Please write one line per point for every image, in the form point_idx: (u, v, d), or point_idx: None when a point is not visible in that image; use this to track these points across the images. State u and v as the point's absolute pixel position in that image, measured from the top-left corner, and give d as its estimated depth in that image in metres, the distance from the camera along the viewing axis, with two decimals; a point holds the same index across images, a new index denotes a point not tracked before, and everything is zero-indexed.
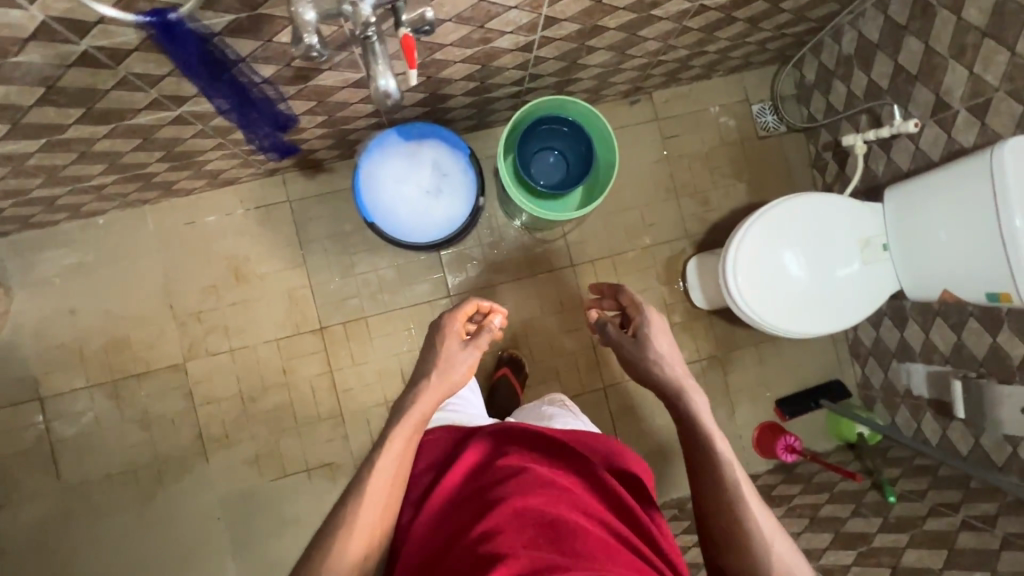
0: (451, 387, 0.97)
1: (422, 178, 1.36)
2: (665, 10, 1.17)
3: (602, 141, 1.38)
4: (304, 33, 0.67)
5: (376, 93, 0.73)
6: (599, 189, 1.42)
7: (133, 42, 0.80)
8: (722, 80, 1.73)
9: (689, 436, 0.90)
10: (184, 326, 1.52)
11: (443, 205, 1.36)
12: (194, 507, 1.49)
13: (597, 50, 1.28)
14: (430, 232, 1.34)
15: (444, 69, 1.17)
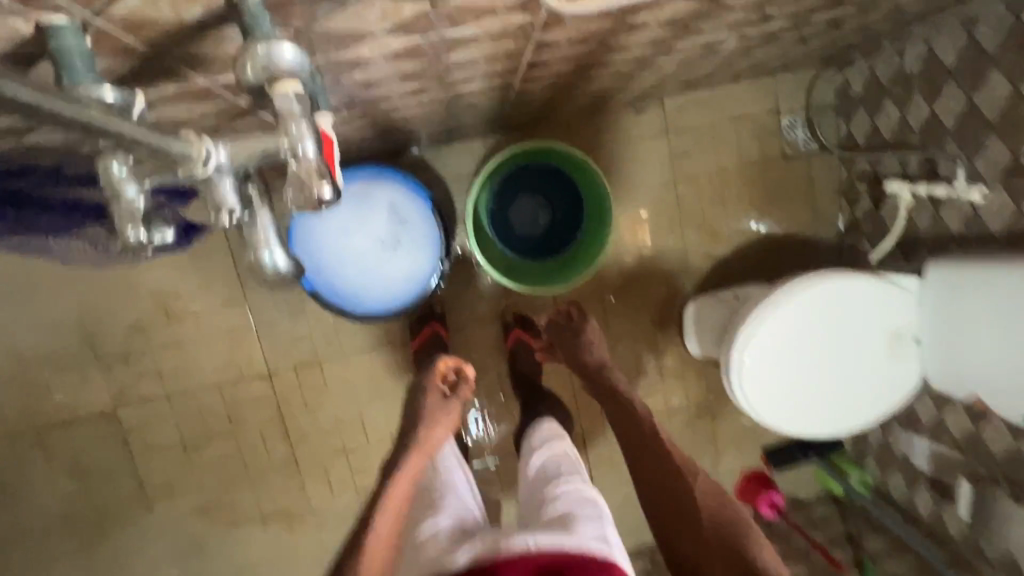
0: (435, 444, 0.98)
1: (375, 229, 1.10)
2: (690, 42, 0.88)
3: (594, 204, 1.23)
4: (126, 225, 0.47)
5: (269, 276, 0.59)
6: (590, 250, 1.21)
7: None
8: (751, 84, 1.43)
9: (646, 451, 1.03)
10: (110, 370, 1.34)
11: (399, 262, 1.12)
12: (143, 555, 1.41)
13: (597, 78, 0.99)
14: (386, 299, 1.12)
15: (394, 112, 0.90)
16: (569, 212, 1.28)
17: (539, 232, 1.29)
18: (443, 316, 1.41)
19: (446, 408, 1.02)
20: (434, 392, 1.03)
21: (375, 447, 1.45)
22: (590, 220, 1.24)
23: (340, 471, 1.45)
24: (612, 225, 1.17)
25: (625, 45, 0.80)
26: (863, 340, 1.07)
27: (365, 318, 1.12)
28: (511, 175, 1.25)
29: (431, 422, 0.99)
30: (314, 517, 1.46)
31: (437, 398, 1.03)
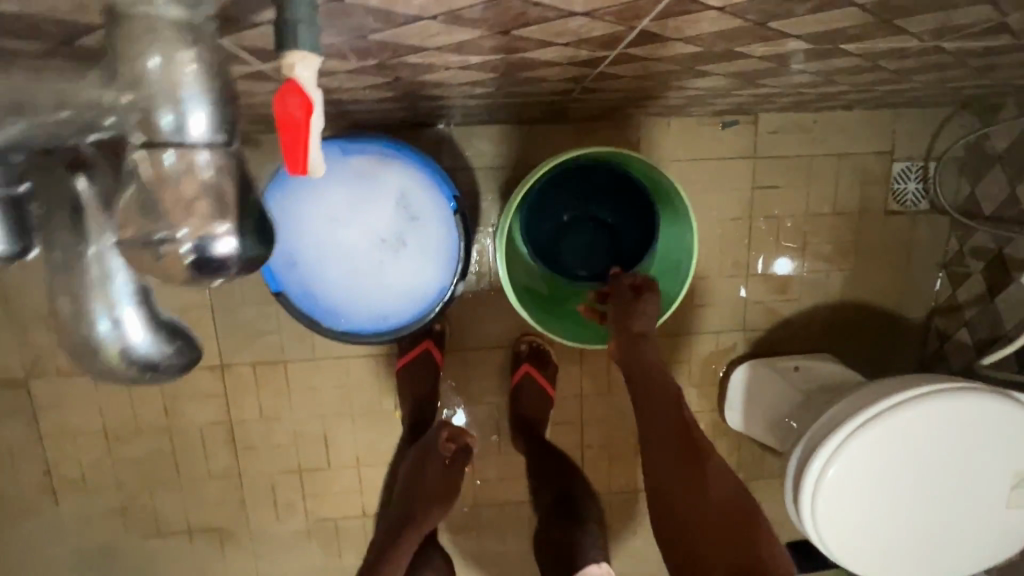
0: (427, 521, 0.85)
1: (375, 223, 0.83)
2: (867, 46, 0.61)
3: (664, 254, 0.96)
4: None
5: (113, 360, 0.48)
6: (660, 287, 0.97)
7: None
8: (866, 116, 1.15)
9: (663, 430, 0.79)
10: (27, 332, 1.08)
11: (402, 272, 0.85)
12: (40, 554, 1.18)
13: (710, 75, 0.72)
14: (373, 315, 0.86)
15: (428, 72, 0.63)
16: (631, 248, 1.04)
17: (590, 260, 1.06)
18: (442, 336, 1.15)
19: (446, 478, 0.88)
20: (431, 462, 0.89)
21: (336, 472, 1.21)
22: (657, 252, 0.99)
23: (290, 493, 1.21)
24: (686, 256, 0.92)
25: (787, 31, 0.53)
26: (978, 478, 0.83)
27: (350, 336, 0.86)
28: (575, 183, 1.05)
29: (430, 498, 0.86)
30: (251, 540, 1.22)
31: (437, 470, 0.88)
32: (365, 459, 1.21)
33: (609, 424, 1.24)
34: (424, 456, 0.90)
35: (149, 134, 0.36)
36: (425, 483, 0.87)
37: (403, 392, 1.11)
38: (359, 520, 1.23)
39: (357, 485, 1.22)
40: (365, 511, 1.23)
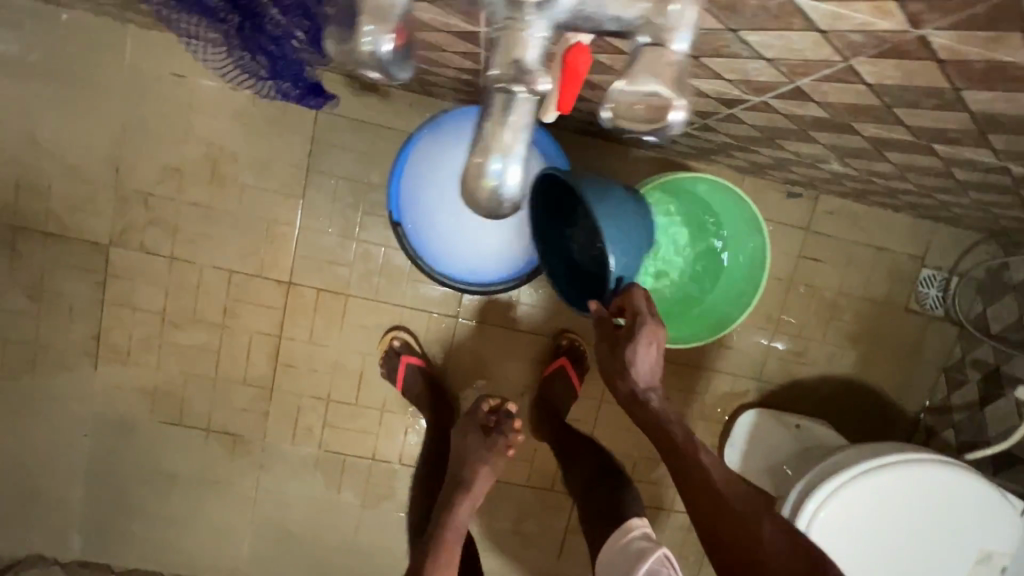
0: (478, 485, 0.96)
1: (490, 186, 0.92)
2: (954, 151, 0.73)
3: (737, 290, 1.01)
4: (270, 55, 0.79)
5: (485, 193, 0.45)
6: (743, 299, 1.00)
7: None
8: (909, 220, 1.30)
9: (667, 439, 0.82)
10: (125, 203, 1.16)
11: (503, 235, 0.95)
12: (63, 412, 1.22)
13: (812, 142, 0.85)
14: (467, 267, 0.97)
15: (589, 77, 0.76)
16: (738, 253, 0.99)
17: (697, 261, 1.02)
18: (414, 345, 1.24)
19: (490, 443, 1.01)
20: (474, 429, 1.03)
21: (360, 410, 1.28)
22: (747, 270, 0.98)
23: (311, 418, 1.27)
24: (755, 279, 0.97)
25: (904, 119, 0.66)
26: (951, 547, 0.93)
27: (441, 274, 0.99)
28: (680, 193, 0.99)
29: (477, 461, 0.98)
30: (262, 453, 1.28)
31: (478, 435, 1.02)
32: (391, 405, 1.28)
33: (619, 433, 1.33)
34: (467, 426, 1.04)
35: (654, 38, 0.41)
36: (473, 448, 1.00)
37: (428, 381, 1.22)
38: (368, 460, 1.30)
39: (376, 427, 1.29)
40: (375, 453, 1.30)
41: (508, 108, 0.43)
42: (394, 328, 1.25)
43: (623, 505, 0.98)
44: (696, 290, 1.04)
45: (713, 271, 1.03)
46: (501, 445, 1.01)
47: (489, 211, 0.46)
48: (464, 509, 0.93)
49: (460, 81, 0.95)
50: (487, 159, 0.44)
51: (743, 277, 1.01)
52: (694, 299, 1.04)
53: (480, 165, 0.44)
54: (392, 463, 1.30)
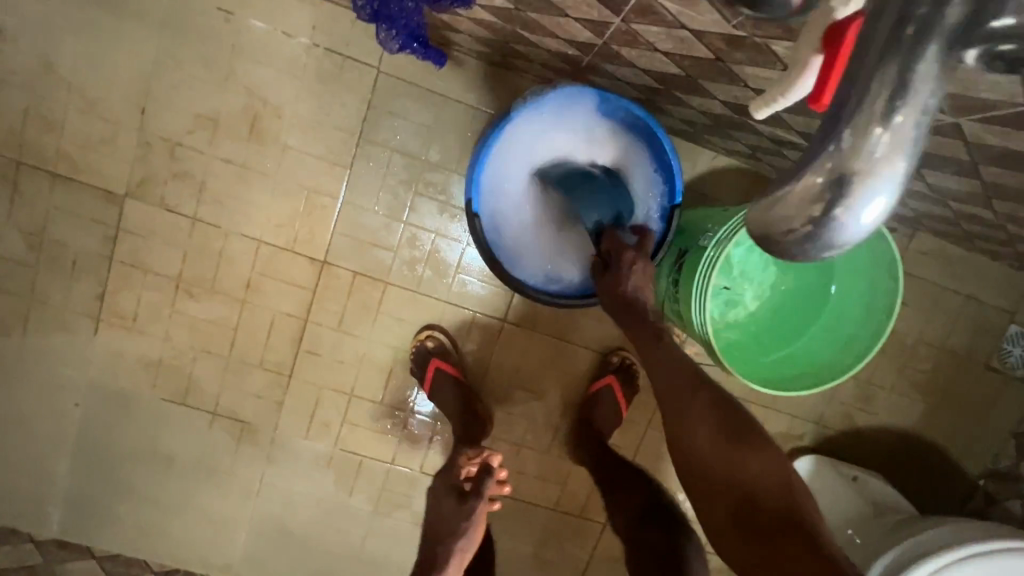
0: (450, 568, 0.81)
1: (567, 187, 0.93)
2: None
3: (838, 339, 0.92)
4: None
5: (826, 233, 0.30)
6: (855, 345, 0.90)
7: None
8: (1005, 271, 1.19)
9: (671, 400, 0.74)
10: (148, 150, 1.02)
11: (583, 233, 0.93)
12: (55, 377, 1.09)
13: (969, 177, 0.72)
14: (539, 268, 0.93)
15: (724, 77, 0.65)
16: (853, 297, 0.90)
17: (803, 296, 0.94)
18: (446, 347, 1.10)
19: (464, 515, 0.84)
20: (448, 493, 0.87)
21: (384, 410, 1.16)
22: (862, 312, 0.89)
23: (330, 412, 1.15)
24: (874, 329, 0.88)
25: None
26: None
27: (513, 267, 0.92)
28: None
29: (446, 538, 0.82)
30: (271, 444, 1.15)
31: (453, 503, 0.85)
32: (418, 407, 1.16)
33: (660, 465, 1.22)
34: (442, 489, 0.88)
35: None
36: (449, 521, 0.84)
37: (449, 388, 1.08)
38: (385, 465, 1.18)
39: (399, 429, 1.17)
40: (394, 458, 1.18)
41: (901, 89, 0.28)
42: (428, 327, 1.12)
43: (682, 558, 0.86)
44: (793, 329, 0.95)
45: (809, 314, 0.94)
46: (482, 511, 0.84)
47: (825, 246, 0.30)
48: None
49: (559, 57, 0.82)
50: (856, 179, 0.29)
51: (846, 326, 0.91)
52: (782, 340, 0.95)
53: (830, 189, 0.29)
54: (412, 470, 1.19)
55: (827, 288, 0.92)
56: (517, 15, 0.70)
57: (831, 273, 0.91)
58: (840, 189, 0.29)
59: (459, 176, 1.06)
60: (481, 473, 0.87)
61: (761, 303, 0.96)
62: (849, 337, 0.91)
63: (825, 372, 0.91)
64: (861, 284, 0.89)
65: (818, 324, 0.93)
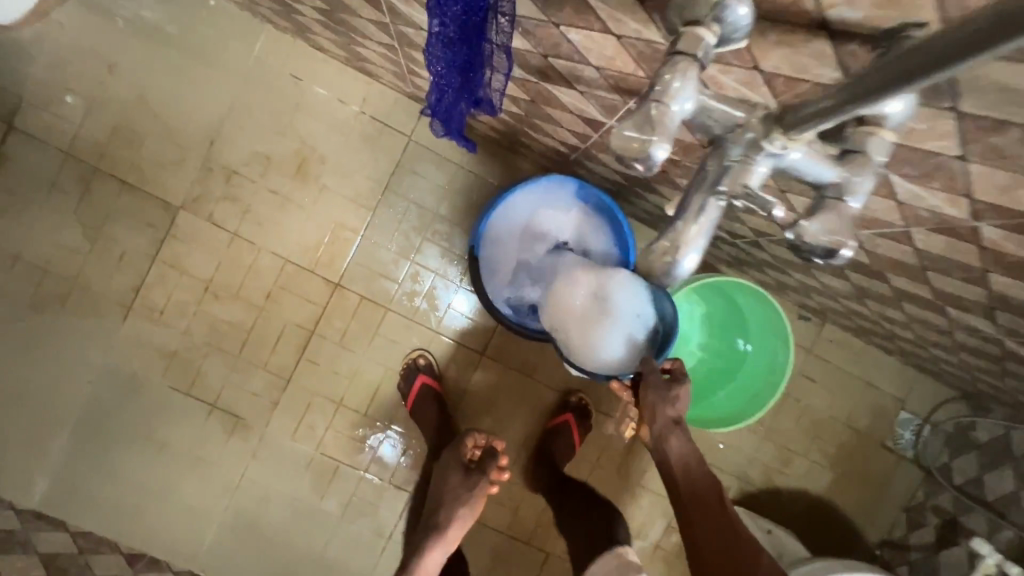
0: (457, 529, 1.03)
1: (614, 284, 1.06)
2: (960, 316, 0.87)
3: (754, 390, 1.14)
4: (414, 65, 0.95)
5: (661, 273, 0.43)
6: (766, 395, 1.11)
7: None
8: (897, 365, 1.44)
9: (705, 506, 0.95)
10: (208, 173, 1.22)
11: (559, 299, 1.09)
12: (76, 354, 1.22)
13: (843, 279, 0.98)
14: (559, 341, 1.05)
15: (669, 184, 0.89)
16: (765, 356, 1.12)
17: (728, 356, 1.17)
18: (433, 369, 1.29)
19: (467, 481, 1.07)
20: (456, 467, 1.08)
21: (367, 421, 1.30)
22: (770, 368, 1.11)
23: (317, 418, 1.29)
24: (779, 381, 1.09)
25: (932, 281, 0.79)
26: None
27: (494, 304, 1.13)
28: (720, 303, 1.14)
29: (452, 502, 1.04)
30: (259, 441, 1.27)
31: (460, 475, 1.07)
32: (397, 423, 1.31)
33: None
34: (452, 463, 1.09)
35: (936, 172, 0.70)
36: (456, 489, 1.06)
37: (430, 405, 1.25)
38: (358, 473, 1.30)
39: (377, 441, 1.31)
40: (368, 467, 1.31)
41: (702, 209, 0.41)
42: (419, 348, 1.30)
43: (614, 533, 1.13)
44: (720, 380, 1.18)
45: (731, 369, 1.17)
46: (483, 488, 1.07)
47: (670, 279, 0.44)
48: (441, 551, 1.02)
49: (553, 150, 1.07)
50: (685, 248, 0.42)
51: (759, 380, 1.13)
52: (711, 389, 1.18)
53: (671, 249, 0.42)
54: (381, 482, 1.31)
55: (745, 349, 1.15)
56: (527, 120, 0.95)
57: (748, 336, 1.15)
58: (676, 249, 0.42)
59: (461, 229, 1.29)
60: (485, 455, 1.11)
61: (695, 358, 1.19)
62: (760, 389, 1.12)
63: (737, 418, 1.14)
64: (769, 347, 1.12)
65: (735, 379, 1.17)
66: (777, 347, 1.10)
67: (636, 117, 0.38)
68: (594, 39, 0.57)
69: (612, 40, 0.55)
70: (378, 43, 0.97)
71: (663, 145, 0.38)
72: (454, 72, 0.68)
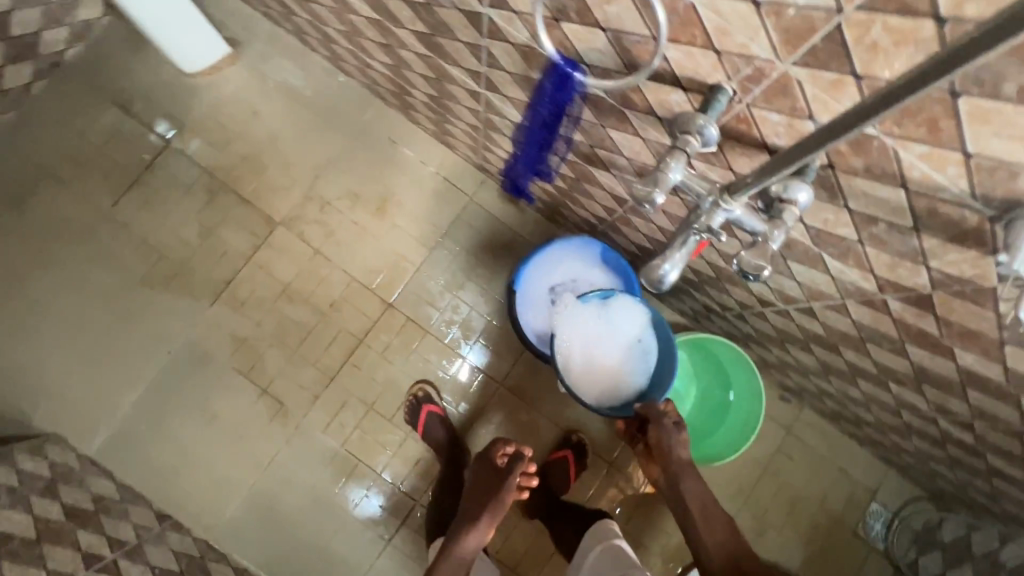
0: (487, 524, 1.16)
1: (622, 328, 1.30)
2: (901, 392, 1.07)
3: (742, 425, 1.41)
4: (491, 142, 1.26)
5: (654, 280, 0.68)
6: (753, 423, 1.39)
7: (516, 61, 0.85)
8: (870, 457, 1.58)
9: (710, 520, 1.12)
10: (307, 200, 1.53)
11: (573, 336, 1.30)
12: (167, 327, 1.46)
13: (811, 353, 1.19)
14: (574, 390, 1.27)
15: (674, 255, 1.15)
16: (744, 394, 1.42)
17: (717, 401, 1.46)
18: (433, 398, 1.47)
19: (498, 483, 1.19)
20: (489, 470, 1.21)
21: (390, 426, 1.48)
22: (750, 402, 1.40)
23: (348, 416, 1.47)
24: (759, 410, 1.38)
25: (873, 353, 1.00)
26: None
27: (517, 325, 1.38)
28: (704, 355, 1.46)
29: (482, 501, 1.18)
30: (294, 428, 1.45)
31: (491, 477, 1.20)
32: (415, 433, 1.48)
33: None
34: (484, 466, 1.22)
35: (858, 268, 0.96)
36: (487, 489, 1.19)
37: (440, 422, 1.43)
38: (372, 473, 1.46)
39: (395, 446, 1.47)
40: (383, 469, 1.47)
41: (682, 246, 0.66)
42: (446, 370, 1.51)
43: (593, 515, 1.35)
44: (714, 422, 1.46)
45: (721, 412, 1.45)
46: (511, 488, 1.20)
47: (656, 283, 0.68)
48: (473, 541, 1.16)
49: (585, 220, 1.35)
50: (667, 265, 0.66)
51: (744, 415, 1.42)
52: (708, 431, 1.45)
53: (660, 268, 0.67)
54: (392, 483, 1.46)
55: (728, 395, 1.45)
56: (569, 193, 1.24)
57: (728, 383, 1.45)
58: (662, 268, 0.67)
59: (499, 275, 1.54)
60: (514, 459, 1.22)
61: (691, 407, 1.48)
62: (746, 421, 1.40)
63: (740, 443, 1.40)
64: (745, 387, 1.42)
65: (729, 416, 1.44)
66: (751, 385, 1.40)
67: (647, 181, 0.65)
68: (627, 138, 0.86)
69: (639, 141, 0.84)
70: (465, 124, 1.29)
71: (657, 195, 0.64)
72: (534, 150, 1.04)
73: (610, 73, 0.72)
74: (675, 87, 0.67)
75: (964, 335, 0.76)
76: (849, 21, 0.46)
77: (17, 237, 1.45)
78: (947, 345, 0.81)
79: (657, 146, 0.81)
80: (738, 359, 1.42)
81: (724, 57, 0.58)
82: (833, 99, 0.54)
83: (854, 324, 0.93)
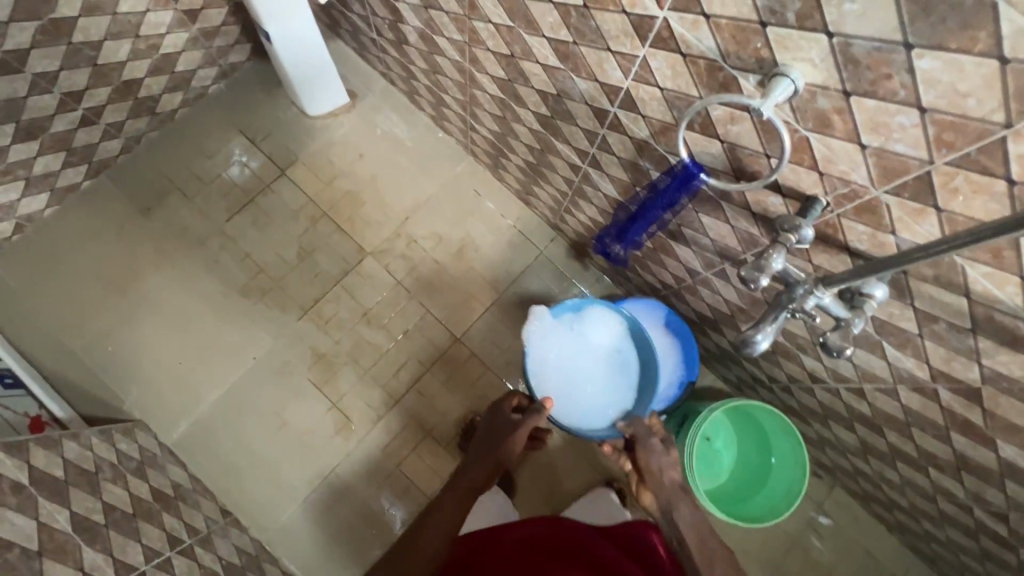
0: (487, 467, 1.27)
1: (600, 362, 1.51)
2: (939, 477, 1.15)
3: (785, 489, 1.47)
4: (577, 207, 1.44)
5: (748, 347, 0.80)
6: (796, 487, 1.44)
7: (629, 150, 1.03)
8: (898, 545, 1.62)
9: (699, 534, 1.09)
10: (396, 236, 1.70)
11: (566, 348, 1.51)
12: (256, 334, 1.60)
13: (853, 431, 1.28)
14: (562, 419, 1.45)
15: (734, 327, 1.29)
16: (788, 458, 1.48)
17: (761, 465, 1.55)
18: None
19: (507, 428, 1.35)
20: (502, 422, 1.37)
21: (444, 453, 1.57)
22: (793, 466, 1.46)
23: (407, 438, 1.57)
24: (802, 474, 1.43)
25: (916, 437, 1.10)
26: None
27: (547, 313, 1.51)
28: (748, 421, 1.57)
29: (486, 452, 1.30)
30: (356, 443, 1.55)
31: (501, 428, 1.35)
32: None
33: None
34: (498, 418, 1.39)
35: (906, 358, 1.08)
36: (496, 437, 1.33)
37: None
38: (422, 496, 1.54)
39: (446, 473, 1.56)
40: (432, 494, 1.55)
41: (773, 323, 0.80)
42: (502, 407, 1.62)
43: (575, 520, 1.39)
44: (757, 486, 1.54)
45: (763, 476, 1.54)
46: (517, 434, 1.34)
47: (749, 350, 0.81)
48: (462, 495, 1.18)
49: (650, 285, 1.50)
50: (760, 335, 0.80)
51: (788, 480, 1.48)
52: (751, 493, 1.54)
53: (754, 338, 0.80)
54: None
55: (771, 460, 1.53)
56: (642, 260, 1.40)
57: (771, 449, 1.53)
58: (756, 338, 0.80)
59: None
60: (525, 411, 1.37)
61: (735, 470, 1.58)
62: (789, 486, 1.46)
63: (783, 506, 1.45)
64: (788, 451, 1.49)
65: (773, 480, 1.52)
66: (794, 449, 1.46)
67: (752, 267, 0.79)
68: (716, 224, 1.01)
69: (727, 229, 1.00)
70: (554, 189, 1.47)
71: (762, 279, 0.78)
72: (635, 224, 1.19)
73: (717, 173, 0.88)
74: (775, 192, 0.83)
75: (1007, 428, 0.86)
76: (937, 170, 0.61)
77: (139, 239, 1.63)
78: (990, 436, 0.91)
79: (745, 235, 0.97)
80: (781, 424, 1.50)
81: (826, 178, 0.73)
82: (915, 222, 0.69)
83: (903, 407, 1.04)
